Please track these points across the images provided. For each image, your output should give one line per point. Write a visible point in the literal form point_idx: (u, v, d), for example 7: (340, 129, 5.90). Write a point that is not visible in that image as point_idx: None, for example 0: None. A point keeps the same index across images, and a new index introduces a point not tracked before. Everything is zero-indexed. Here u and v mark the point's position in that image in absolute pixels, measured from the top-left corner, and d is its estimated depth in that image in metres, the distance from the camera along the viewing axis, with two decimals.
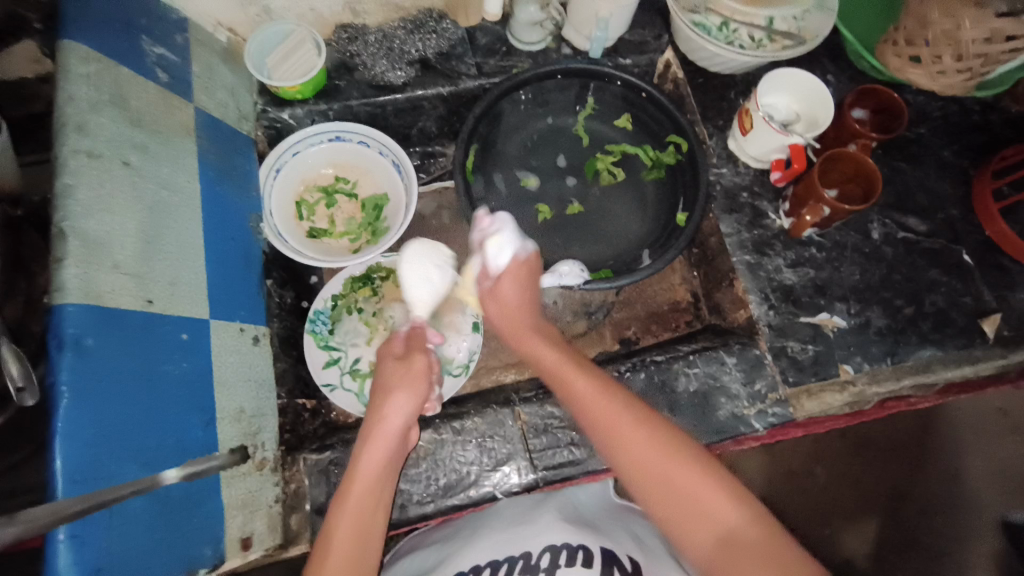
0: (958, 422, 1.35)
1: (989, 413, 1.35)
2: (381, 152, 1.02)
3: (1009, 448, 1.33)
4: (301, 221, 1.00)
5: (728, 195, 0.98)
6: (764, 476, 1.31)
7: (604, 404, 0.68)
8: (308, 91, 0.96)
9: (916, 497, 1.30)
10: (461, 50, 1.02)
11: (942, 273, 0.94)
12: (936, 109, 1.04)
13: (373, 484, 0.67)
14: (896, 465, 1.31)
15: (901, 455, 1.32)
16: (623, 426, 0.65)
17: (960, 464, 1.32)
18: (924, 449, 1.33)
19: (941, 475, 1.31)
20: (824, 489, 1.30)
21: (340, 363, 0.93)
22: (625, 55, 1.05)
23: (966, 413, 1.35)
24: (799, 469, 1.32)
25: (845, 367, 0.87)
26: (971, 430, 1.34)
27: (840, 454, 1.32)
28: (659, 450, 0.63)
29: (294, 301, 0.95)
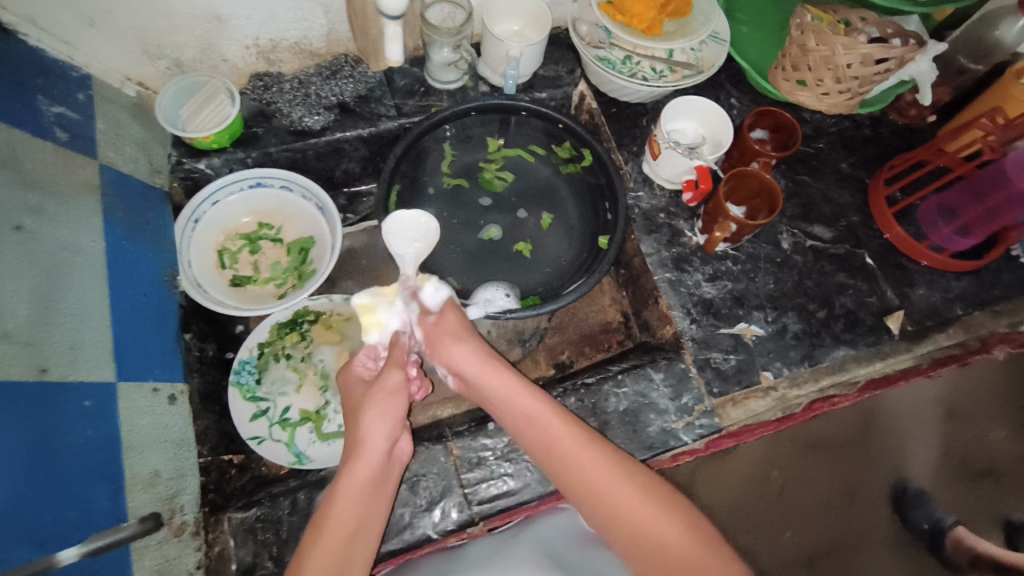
0: (899, 414, 1.38)
1: (926, 403, 1.38)
2: (304, 196, 1.03)
3: (945, 434, 1.39)
4: (224, 269, 0.99)
5: (647, 217, 1.02)
6: (722, 488, 1.31)
7: (568, 454, 0.73)
8: (224, 140, 0.95)
9: (862, 490, 1.36)
10: (379, 92, 1.04)
11: (849, 276, 1.00)
12: (831, 125, 1.12)
13: (350, 505, 0.69)
14: (845, 463, 1.35)
15: (850, 452, 1.36)
16: (586, 471, 0.72)
17: (902, 455, 1.38)
18: (869, 444, 1.36)
19: (885, 465, 1.37)
20: (783, 491, 1.32)
21: (269, 414, 0.90)
22: (541, 89, 1.09)
23: (906, 403, 1.39)
24: (759, 477, 1.32)
25: (766, 373, 0.91)
26: (912, 421, 1.39)
27: (795, 456, 1.34)
28: (626, 502, 0.70)
29: (216, 353, 0.93)
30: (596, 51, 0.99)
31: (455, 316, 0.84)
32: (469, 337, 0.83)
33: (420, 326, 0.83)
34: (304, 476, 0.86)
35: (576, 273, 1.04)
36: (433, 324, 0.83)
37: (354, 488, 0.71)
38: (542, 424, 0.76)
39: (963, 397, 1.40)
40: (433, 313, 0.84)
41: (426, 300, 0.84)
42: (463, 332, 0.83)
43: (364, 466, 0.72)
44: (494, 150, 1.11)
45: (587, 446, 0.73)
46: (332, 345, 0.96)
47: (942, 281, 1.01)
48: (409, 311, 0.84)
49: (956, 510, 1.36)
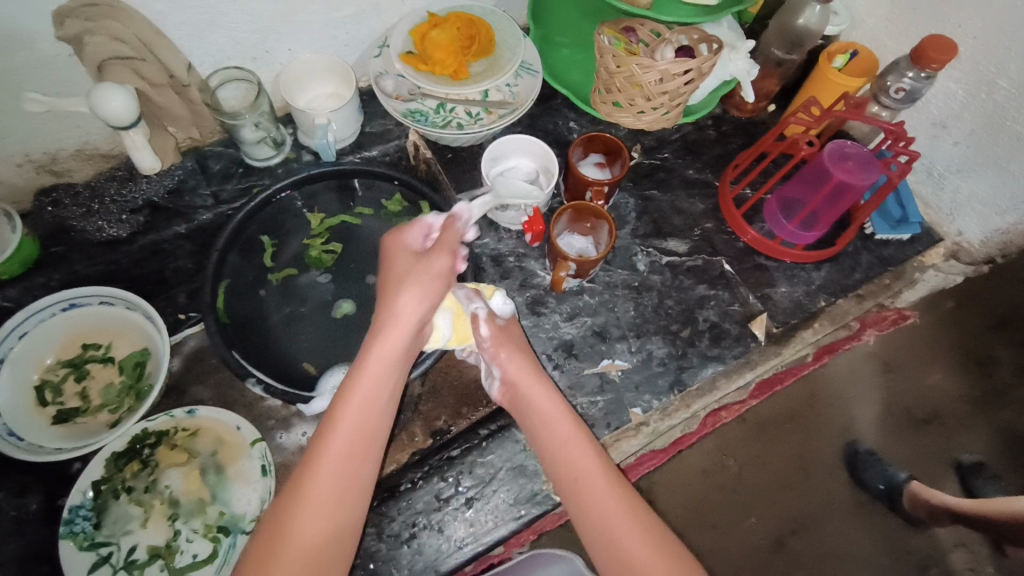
0: (833, 379, 1.25)
1: (858, 358, 1.25)
2: (129, 307, 0.94)
3: (885, 388, 1.24)
4: (45, 406, 0.90)
5: (496, 263, 0.98)
6: (673, 496, 1.23)
7: (570, 451, 0.74)
8: (15, 267, 0.87)
9: (818, 461, 1.25)
10: (192, 182, 0.97)
11: (709, 287, 0.98)
12: (673, 133, 1.10)
13: (349, 443, 0.67)
14: (796, 436, 1.25)
15: (799, 424, 1.25)
16: (583, 474, 0.73)
17: (847, 417, 1.25)
18: (812, 412, 1.25)
19: (831, 431, 1.25)
20: (738, 480, 1.23)
21: (111, 560, 0.82)
22: (370, 147, 1.05)
23: (838, 366, 1.25)
24: (706, 471, 1.24)
25: (635, 409, 0.87)
26: (854, 381, 1.25)
27: (743, 438, 1.25)
28: (610, 509, 0.71)
29: (42, 505, 0.84)
30: (406, 104, 0.95)
31: (514, 330, 0.85)
32: (526, 356, 0.82)
33: (485, 323, 0.82)
34: None
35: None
36: (501, 328, 0.83)
37: (359, 421, 0.68)
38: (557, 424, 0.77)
39: (899, 345, 1.24)
40: (500, 318, 0.84)
41: (498, 306, 0.85)
42: (523, 350, 0.83)
43: (372, 409, 0.69)
44: (317, 225, 1.03)
45: (588, 453, 0.74)
46: (182, 465, 0.87)
47: (802, 274, 1.00)
48: (480, 308, 0.82)
49: (914, 462, 1.22)
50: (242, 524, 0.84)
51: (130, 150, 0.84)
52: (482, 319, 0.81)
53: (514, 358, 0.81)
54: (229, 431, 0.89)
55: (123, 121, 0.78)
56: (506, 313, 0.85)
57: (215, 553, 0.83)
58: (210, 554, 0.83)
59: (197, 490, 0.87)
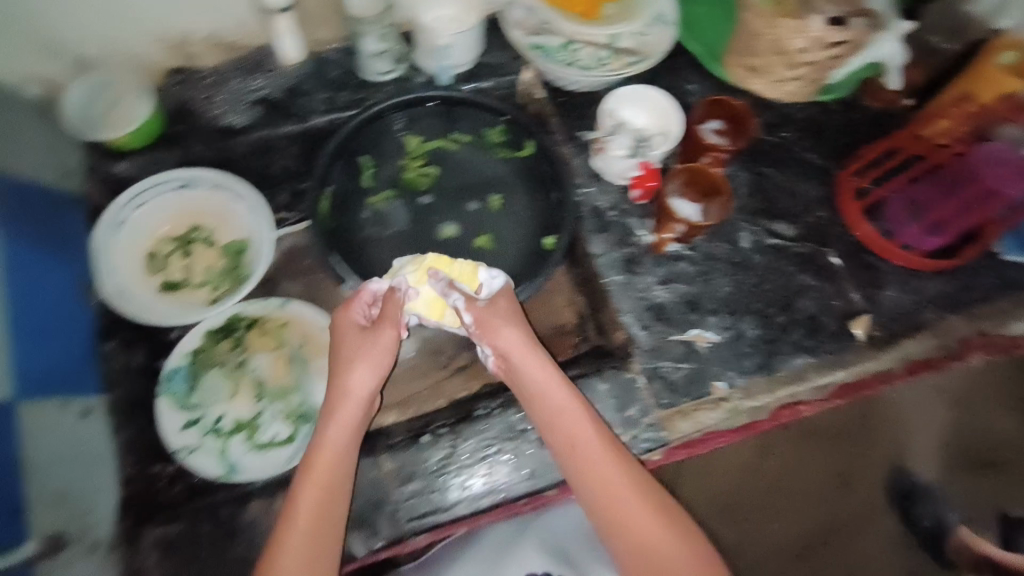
0: (900, 404, 1.25)
1: (925, 391, 1.25)
2: (237, 197, 0.97)
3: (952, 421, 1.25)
4: (152, 275, 0.94)
5: (595, 216, 0.95)
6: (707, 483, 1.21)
7: (580, 446, 0.73)
8: (141, 141, 0.91)
9: (858, 477, 1.23)
10: (309, 85, 0.97)
11: (813, 277, 0.94)
12: (801, 112, 1.04)
13: (328, 463, 0.72)
14: (840, 451, 1.23)
15: (849, 441, 1.24)
16: (596, 466, 0.72)
17: (903, 445, 1.24)
18: (867, 430, 1.25)
19: (881, 456, 1.24)
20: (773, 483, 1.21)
21: (200, 424, 0.86)
22: (486, 78, 1.01)
23: (904, 394, 1.26)
24: (747, 466, 1.22)
25: (718, 384, 0.86)
26: (919, 411, 1.25)
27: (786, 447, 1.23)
28: (624, 498, 0.70)
29: (144, 363, 0.88)
30: (531, 39, 0.92)
31: (499, 308, 0.80)
32: (521, 328, 0.79)
33: (467, 312, 0.79)
34: (229, 492, 0.82)
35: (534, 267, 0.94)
36: (487, 308, 0.79)
37: (326, 466, 0.72)
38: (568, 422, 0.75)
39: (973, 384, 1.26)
40: (483, 299, 0.81)
41: (486, 286, 0.82)
42: (514, 321, 0.79)
43: (347, 421, 0.75)
44: (415, 147, 1.00)
45: (598, 445, 0.73)
46: (272, 351, 0.91)
47: (914, 282, 0.94)
48: (457, 298, 0.79)
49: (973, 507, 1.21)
50: (322, 414, 0.87)
51: (277, 36, 0.91)
52: (461, 310, 0.79)
53: (515, 339, 0.78)
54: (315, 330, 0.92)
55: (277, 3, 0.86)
56: (496, 287, 0.82)
57: (293, 436, 0.86)
58: (289, 436, 0.86)
59: (283, 376, 0.90)
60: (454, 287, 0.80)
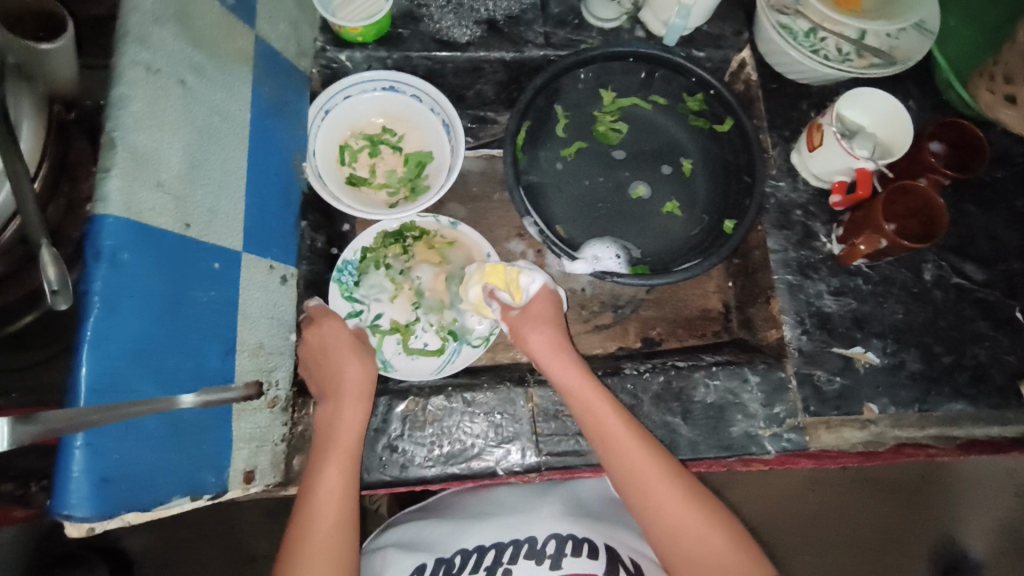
0: (957, 475, 1.43)
1: (992, 472, 1.42)
2: (433, 109, 1.00)
3: (1008, 507, 1.41)
4: (343, 165, 1.00)
5: (781, 211, 0.94)
6: (758, 494, 1.40)
7: (623, 443, 0.73)
8: (370, 35, 0.93)
9: (900, 540, 1.38)
10: (531, 16, 0.99)
11: (990, 326, 0.90)
12: (1019, 155, 0.98)
13: (349, 440, 0.75)
14: (885, 506, 1.40)
15: (898, 497, 1.41)
16: (637, 460, 0.73)
17: (953, 516, 1.40)
18: (921, 494, 1.41)
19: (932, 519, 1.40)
20: (814, 516, 1.39)
21: (361, 316, 0.93)
22: (700, 47, 1.00)
23: (968, 469, 1.43)
24: (794, 493, 1.40)
25: (870, 406, 0.85)
26: (970, 487, 1.42)
27: (837, 489, 1.41)
28: (664, 493, 0.71)
29: (325, 246, 0.95)
30: (778, 15, 0.90)
31: (543, 305, 0.85)
32: (553, 331, 0.83)
33: (504, 320, 0.87)
34: (384, 381, 0.89)
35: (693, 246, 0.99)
36: (517, 315, 0.85)
37: (331, 493, 0.71)
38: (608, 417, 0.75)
39: None
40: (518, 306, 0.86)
41: (525, 289, 0.86)
42: (544, 324, 0.83)
43: (357, 407, 0.77)
44: (609, 102, 1.05)
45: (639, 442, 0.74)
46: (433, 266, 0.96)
47: None
48: (499, 304, 0.87)
49: None
50: (472, 338, 0.93)
51: None
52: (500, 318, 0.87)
53: (543, 339, 0.82)
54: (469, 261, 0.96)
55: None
56: (538, 288, 0.86)
57: (443, 348, 0.93)
58: (439, 348, 0.93)
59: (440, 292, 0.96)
60: (490, 296, 0.88)
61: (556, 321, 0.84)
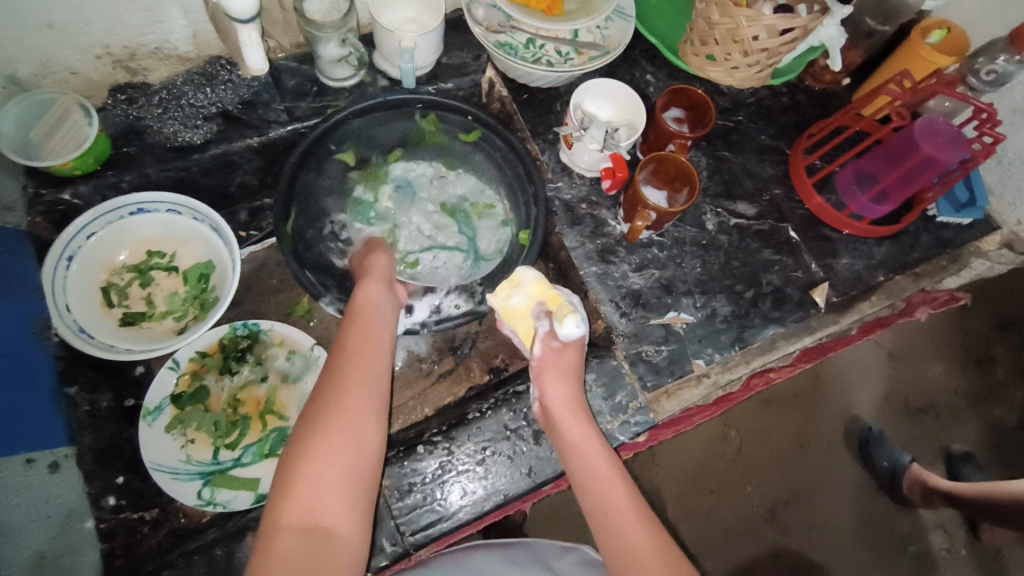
0: (842, 365, 1.38)
1: (870, 349, 1.39)
2: (196, 218, 0.92)
3: (890, 377, 1.37)
4: (112, 307, 0.89)
5: (568, 209, 0.97)
6: (679, 456, 1.30)
7: (602, 473, 0.68)
8: (88, 165, 0.85)
9: (817, 439, 1.34)
10: (266, 96, 0.93)
11: (774, 252, 0.99)
12: (749, 96, 1.09)
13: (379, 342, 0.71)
14: (796, 416, 1.34)
15: (802, 404, 1.35)
16: (613, 489, 0.67)
17: (850, 402, 1.36)
18: (818, 397, 1.36)
19: (835, 416, 1.35)
20: (740, 449, 1.31)
21: (364, 203, 1.00)
22: (446, 79, 1.01)
23: (848, 355, 1.38)
24: (711, 437, 1.31)
25: (698, 361, 0.90)
26: (855, 369, 1.38)
27: (746, 415, 1.33)
28: (633, 530, 0.63)
29: (112, 404, 0.84)
30: (496, 36, 0.94)
31: (576, 355, 0.80)
32: (575, 384, 0.78)
33: (539, 343, 0.80)
34: (223, 524, 0.80)
35: (509, 264, 0.98)
36: (556, 351, 0.80)
37: (366, 382, 0.66)
38: (589, 452, 0.71)
39: (908, 343, 1.39)
40: (559, 341, 0.79)
41: (566, 332, 0.77)
42: (572, 376, 0.78)
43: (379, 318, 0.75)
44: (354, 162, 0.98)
45: (617, 476, 0.68)
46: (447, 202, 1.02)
47: (864, 248, 1.01)
48: (544, 327, 0.80)
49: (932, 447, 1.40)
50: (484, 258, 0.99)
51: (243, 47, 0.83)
52: (539, 338, 0.80)
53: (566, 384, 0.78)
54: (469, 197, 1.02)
55: (242, 17, 0.76)
56: (576, 337, 0.78)
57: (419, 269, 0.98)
58: (414, 272, 0.98)
59: (449, 218, 1.02)
60: (548, 318, 0.81)
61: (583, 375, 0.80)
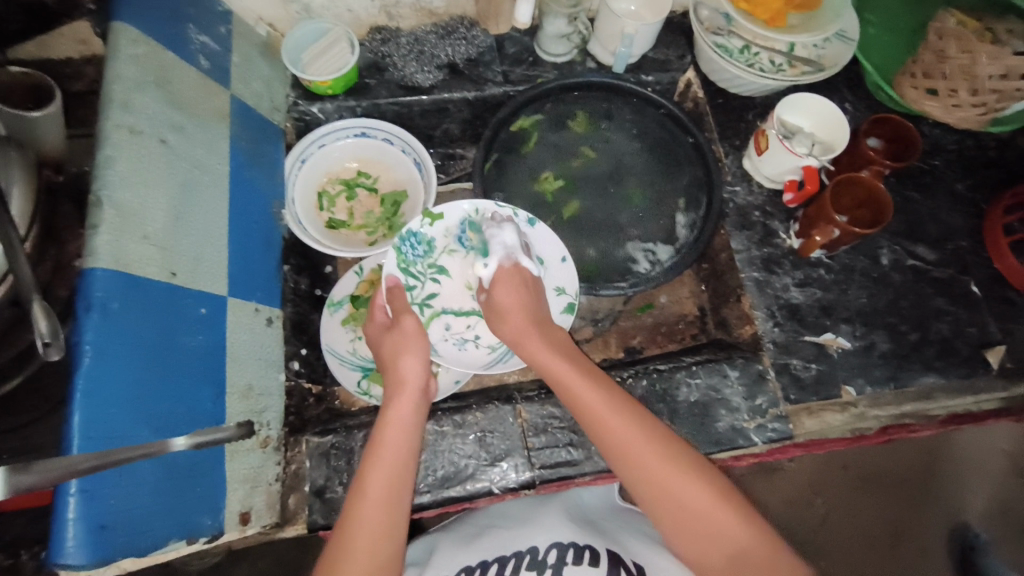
0: (958, 456, 1.26)
1: (992, 454, 1.26)
2: (404, 150, 1.05)
3: (1007, 487, 1.24)
4: (323, 211, 1.03)
5: (740, 213, 0.99)
6: (767, 501, 1.23)
7: (639, 451, 0.68)
8: (339, 87, 0.98)
9: (911, 533, 1.22)
10: (488, 57, 1.05)
11: (949, 302, 0.95)
12: (952, 143, 1.05)
13: (400, 444, 0.71)
14: (895, 501, 1.23)
15: (903, 491, 1.24)
16: (651, 466, 0.67)
17: (958, 502, 1.24)
18: (925, 487, 1.24)
19: (939, 512, 1.23)
20: (824, 523, 1.22)
21: (414, 292, 0.90)
22: (648, 72, 1.07)
23: (968, 447, 1.26)
24: (798, 497, 1.24)
25: (847, 388, 0.89)
26: (971, 469, 1.25)
27: (842, 487, 1.24)
28: (683, 490, 0.66)
29: (308, 288, 0.98)
30: (713, 37, 0.98)
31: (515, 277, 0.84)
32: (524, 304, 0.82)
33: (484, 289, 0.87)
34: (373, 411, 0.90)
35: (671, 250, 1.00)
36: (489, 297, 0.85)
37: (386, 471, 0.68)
38: (610, 424, 0.71)
39: None
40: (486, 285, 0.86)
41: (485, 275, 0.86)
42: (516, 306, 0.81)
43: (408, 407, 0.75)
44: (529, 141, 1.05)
45: (651, 442, 0.69)
46: None
47: None
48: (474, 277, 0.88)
49: None
50: None
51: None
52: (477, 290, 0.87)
53: (513, 298, 0.82)
54: (554, 261, 0.92)
55: None
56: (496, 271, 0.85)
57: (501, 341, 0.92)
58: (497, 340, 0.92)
59: None
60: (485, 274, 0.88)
61: (524, 300, 0.82)
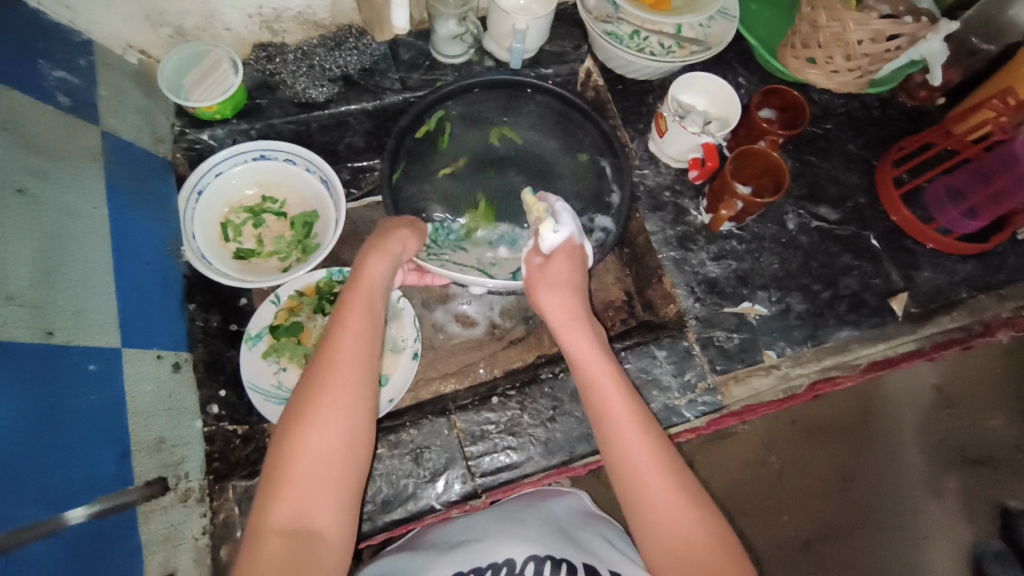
0: (894, 396, 1.32)
1: (924, 389, 1.32)
2: (308, 169, 1.00)
3: (940, 420, 1.31)
4: (228, 242, 0.97)
5: (651, 195, 1.01)
6: (721, 468, 1.26)
7: (622, 423, 0.67)
8: (228, 111, 0.94)
9: (861, 475, 1.27)
10: (384, 65, 1.02)
11: (854, 257, 1.00)
12: (839, 106, 1.10)
13: (351, 402, 0.63)
14: (843, 448, 1.28)
15: (848, 437, 1.29)
16: (632, 439, 0.66)
17: (899, 440, 1.29)
18: (867, 431, 1.30)
19: (882, 451, 1.29)
20: (779, 478, 1.26)
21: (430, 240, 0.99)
22: (547, 66, 1.07)
23: (900, 387, 1.32)
24: (749, 459, 1.27)
25: (769, 352, 0.92)
26: (906, 407, 1.31)
27: (791, 442, 1.28)
28: (652, 475, 0.64)
29: (220, 324, 0.93)
30: (603, 25, 0.99)
31: (572, 254, 0.79)
32: (568, 290, 0.77)
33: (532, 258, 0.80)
34: None
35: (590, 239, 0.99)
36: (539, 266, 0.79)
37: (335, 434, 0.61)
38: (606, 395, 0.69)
39: (961, 384, 1.33)
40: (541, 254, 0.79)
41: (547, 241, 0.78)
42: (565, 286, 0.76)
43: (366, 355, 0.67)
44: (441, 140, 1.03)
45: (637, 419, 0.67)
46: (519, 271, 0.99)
47: (948, 264, 1.01)
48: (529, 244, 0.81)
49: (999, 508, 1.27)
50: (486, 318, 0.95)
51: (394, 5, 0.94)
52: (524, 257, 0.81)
53: (570, 272, 0.78)
54: None
55: None
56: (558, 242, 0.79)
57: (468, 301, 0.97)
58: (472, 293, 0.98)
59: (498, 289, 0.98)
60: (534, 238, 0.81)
61: (577, 279, 0.78)
